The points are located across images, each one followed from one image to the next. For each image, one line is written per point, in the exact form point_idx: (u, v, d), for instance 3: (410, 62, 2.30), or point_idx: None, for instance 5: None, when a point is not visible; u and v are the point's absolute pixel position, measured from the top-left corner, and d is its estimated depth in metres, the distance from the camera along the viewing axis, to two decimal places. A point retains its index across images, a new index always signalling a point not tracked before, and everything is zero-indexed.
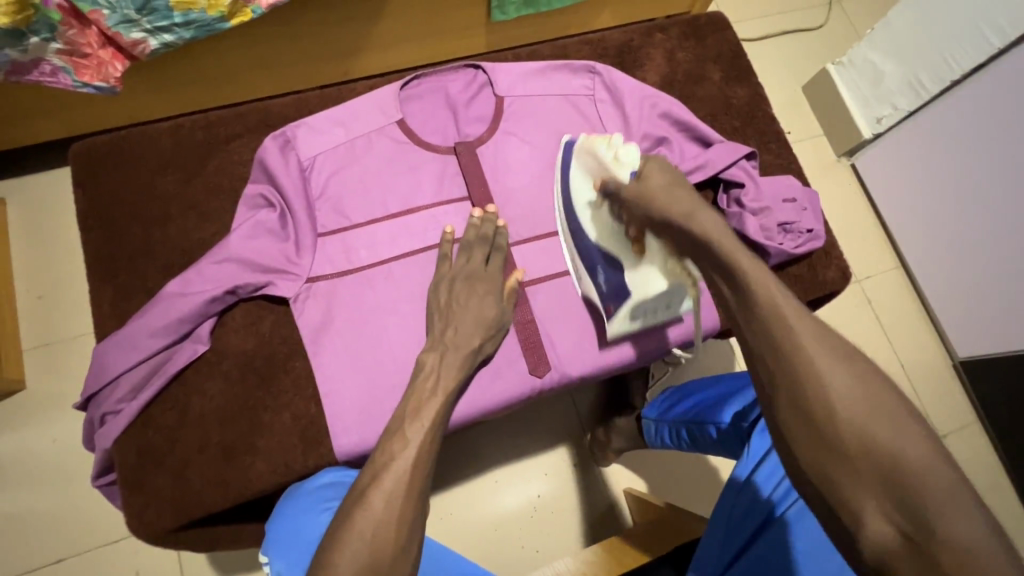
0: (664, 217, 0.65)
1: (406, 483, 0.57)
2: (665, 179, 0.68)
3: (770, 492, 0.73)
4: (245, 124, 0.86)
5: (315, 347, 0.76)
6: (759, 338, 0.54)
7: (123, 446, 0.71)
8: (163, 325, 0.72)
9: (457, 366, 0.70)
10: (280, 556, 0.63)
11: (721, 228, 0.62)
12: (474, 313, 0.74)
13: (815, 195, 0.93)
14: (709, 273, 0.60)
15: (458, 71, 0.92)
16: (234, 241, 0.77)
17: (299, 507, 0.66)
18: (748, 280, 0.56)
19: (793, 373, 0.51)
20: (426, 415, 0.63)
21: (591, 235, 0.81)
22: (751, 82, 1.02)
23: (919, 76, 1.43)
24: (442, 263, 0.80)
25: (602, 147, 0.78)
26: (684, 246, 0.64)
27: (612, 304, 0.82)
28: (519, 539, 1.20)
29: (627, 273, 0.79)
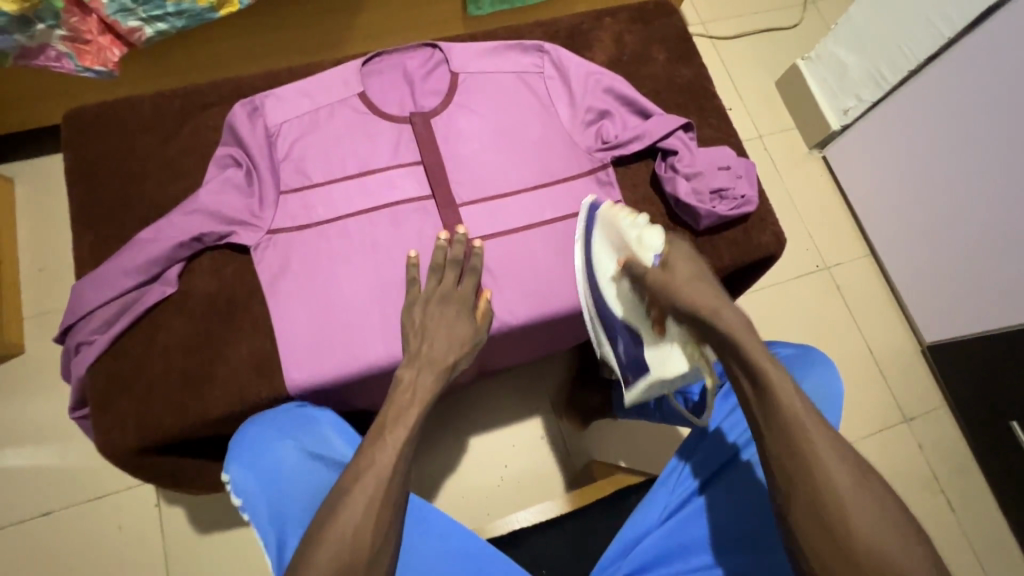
0: (690, 310, 0.68)
1: (383, 490, 0.64)
2: (689, 271, 0.72)
3: (734, 437, 0.83)
4: (219, 94, 0.94)
5: (273, 291, 0.83)
6: (774, 434, 0.61)
7: (95, 373, 0.78)
8: (134, 265, 0.80)
9: (432, 381, 0.75)
10: (240, 465, 0.74)
11: (730, 308, 0.68)
12: (448, 334, 0.79)
13: (750, 164, 1.00)
14: (727, 363, 0.66)
15: (417, 49, 1.00)
16: (204, 194, 0.85)
17: (266, 428, 0.76)
18: (768, 377, 0.62)
19: (791, 447, 0.60)
20: (403, 425, 0.70)
21: (614, 313, 0.83)
22: (695, 63, 1.09)
23: (879, 68, 1.49)
24: (411, 288, 0.84)
25: (627, 223, 0.80)
26: (707, 338, 0.68)
27: (630, 373, 0.85)
28: (485, 507, 1.28)
29: (647, 349, 0.80)
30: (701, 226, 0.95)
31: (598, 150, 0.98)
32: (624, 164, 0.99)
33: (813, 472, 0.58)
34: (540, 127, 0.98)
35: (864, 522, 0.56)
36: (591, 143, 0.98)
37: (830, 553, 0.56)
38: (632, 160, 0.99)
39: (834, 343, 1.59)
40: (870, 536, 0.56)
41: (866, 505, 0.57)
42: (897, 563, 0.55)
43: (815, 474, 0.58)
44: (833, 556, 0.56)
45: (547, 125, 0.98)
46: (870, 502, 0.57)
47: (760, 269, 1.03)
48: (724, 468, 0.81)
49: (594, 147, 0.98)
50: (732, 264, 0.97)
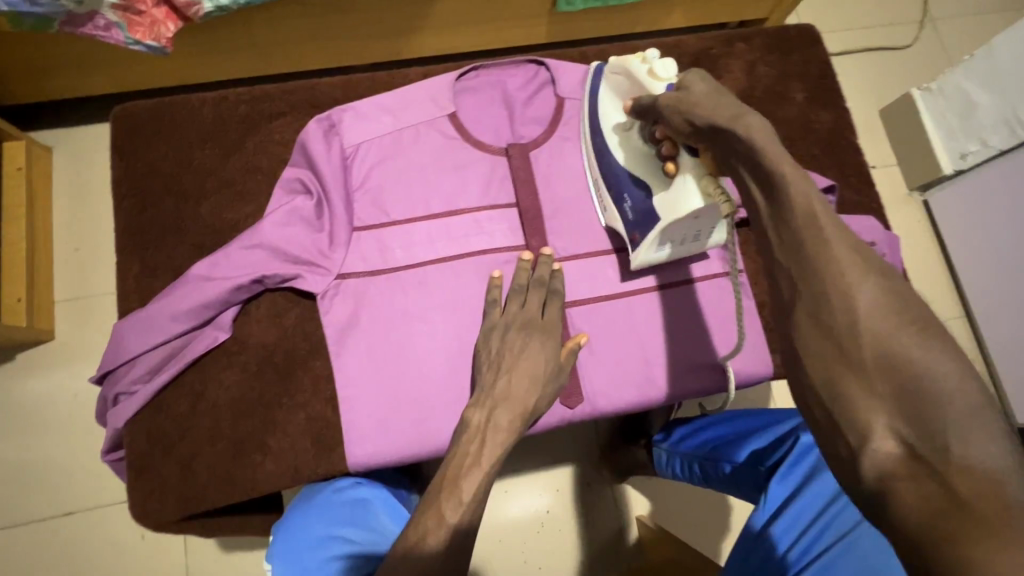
0: (705, 123, 0.55)
1: (439, 568, 0.50)
2: (710, 87, 0.58)
3: (784, 548, 0.68)
4: (290, 103, 0.81)
5: (339, 348, 0.72)
6: (783, 243, 0.47)
7: (135, 428, 0.68)
8: (184, 308, 0.69)
9: (505, 429, 0.61)
10: (282, 559, 0.58)
11: (753, 115, 0.53)
12: (528, 367, 0.67)
13: (896, 241, 0.84)
14: (739, 176, 0.52)
15: (519, 66, 0.85)
16: (267, 225, 0.73)
17: (306, 524, 0.62)
18: (785, 178, 0.48)
19: (799, 247, 0.46)
20: (465, 488, 0.55)
21: (623, 165, 0.73)
22: (837, 106, 0.92)
23: (1017, 112, 1.26)
24: (490, 310, 0.73)
25: (636, 62, 0.69)
26: (718, 151, 0.54)
27: (636, 233, 0.74)
28: (521, 553, 1.16)
29: (654, 198, 0.69)
30: None
31: None
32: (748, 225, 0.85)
33: (825, 279, 0.44)
34: None
35: (877, 322, 0.42)
36: None
37: (833, 362, 0.43)
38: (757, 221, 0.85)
39: None
40: (898, 348, 0.41)
41: (886, 306, 0.42)
42: (934, 389, 0.39)
43: (828, 277, 0.44)
44: (834, 366, 0.43)
45: None
46: (965, 407, 0.39)
47: None
48: None
49: None
50: None
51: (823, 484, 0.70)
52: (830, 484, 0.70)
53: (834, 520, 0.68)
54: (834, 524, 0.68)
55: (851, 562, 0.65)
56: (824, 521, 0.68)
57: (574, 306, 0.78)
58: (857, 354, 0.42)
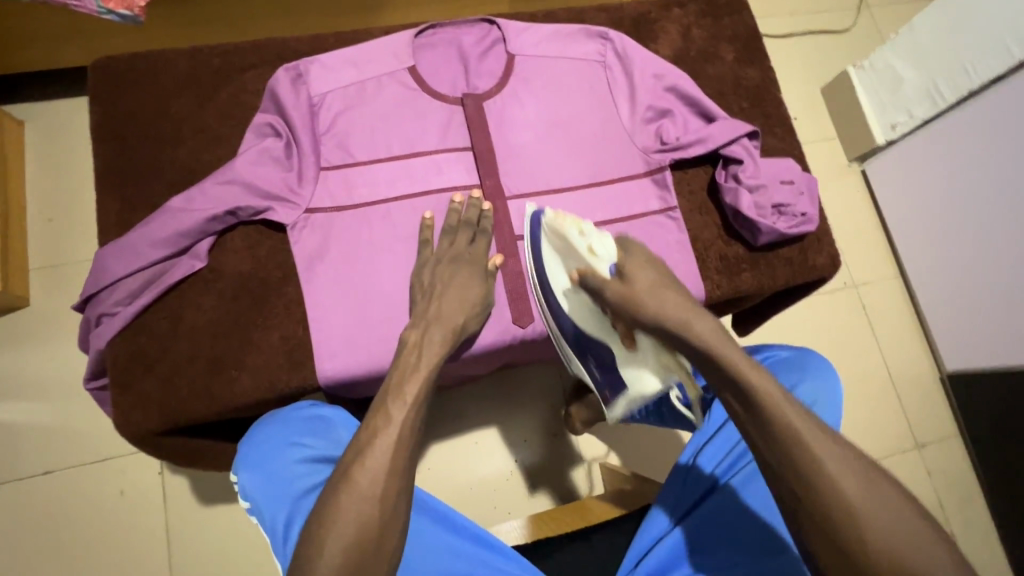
0: (657, 323, 0.67)
1: (392, 458, 0.59)
2: (650, 280, 0.70)
3: (712, 468, 0.75)
4: (260, 56, 0.88)
5: (309, 274, 0.78)
6: (771, 451, 0.56)
7: (116, 347, 0.74)
8: (163, 237, 0.75)
9: (440, 341, 0.71)
10: (249, 469, 0.71)
11: (701, 318, 0.66)
12: (459, 292, 0.76)
13: (813, 181, 0.94)
14: (725, 398, 0.62)
15: (473, 25, 0.93)
16: (240, 164, 0.79)
17: (269, 438, 0.72)
18: (741, 373, 0.60)
19: (776, 443, 0.56)
20: (408, 392, 0.64)
21: (576, 324, 0.82)
22: (763, 66, 1.02)
23: (937, 84, 1.37)
24: (422, 250, 0.81)
25: (573, 234, 0.75)
26: (688, 355, 0.66)
27: (607, 389, 0.88)
28: (492, 500, 1.23)
29: (621, 370, 0.82)
30: (758, 242, 0.91)
31: (657, 150, 0.92)
32: (683, 168, 0.94)
33: (810, 474, 0.54)
34: (599, 121, 0.92)
35: (871, 519, 0.52)
36: (649, 143, 0.92)
37: (852, 574, 0.52)
38: (690, 164, 0.94)
39: (852, 365, 1.47)
40: (890, 543, 0.51)
41: (881, 508, 0.52)
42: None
43: (817, 476, 0.54)
44: (854, 573, 0.51)
45: (606, 120, 0.92)
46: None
47: (808, 291, 0.98)
48: (706, 496, 0.74)
49: (652, 148, 0.92)
50: (784, 284, 0.93)
51: (730, 431, 0.76)
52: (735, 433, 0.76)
53: (738, 461, 0.74)
54: (740, 462, 0.74)
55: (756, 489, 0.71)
56: (727, 460, 0.75)
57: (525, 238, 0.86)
58: (868, 559, 0.51)
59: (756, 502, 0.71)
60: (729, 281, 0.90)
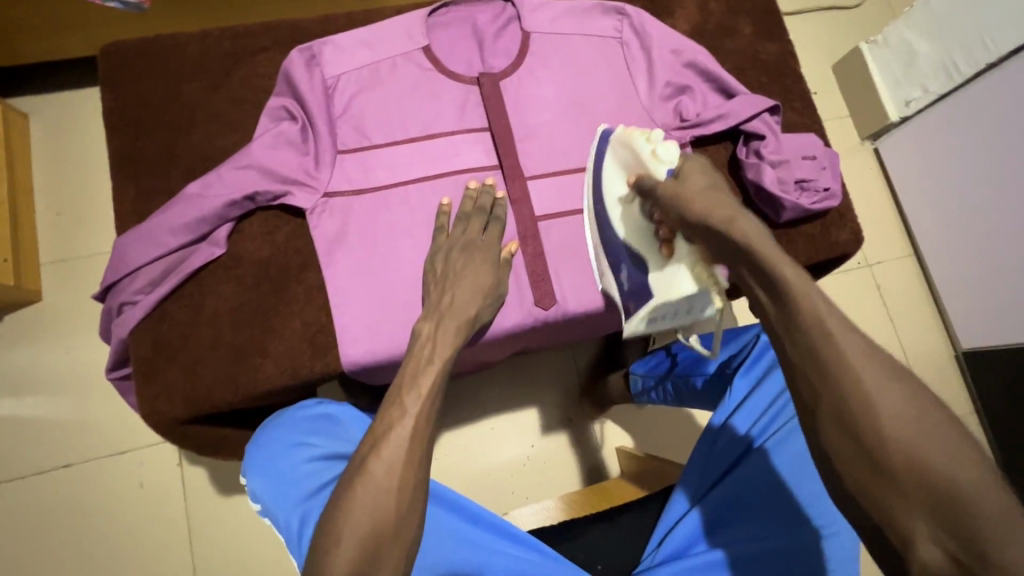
0: (700, 218, 0.59)
1: (406, 448, 0.57)
2: (703, 183, 0.62)
3: (747, 428, 0.73)
4: (272, 39, 0.86)
5: (329, 260, 0.78)
6: (794, 345, 0.51)
7: (139, 335, 0.74)
8: (181, 223, 0.74)
9: (453, 333, 0.69)
10: (257, 475, 0.72)
11: (747, 219, 0.58)
12: (471, 282, 0.74)
13: (836, 155, 0.92)
14: (745, 282, 0.56)
15: (487, 3, 0.91)
16: (256, 148, 0.78)
17: (276, 441, 0.73)
18: (794, 291, 0.52)
19: (811, 351, 0.50)
20: (423, 383, 0.62)
21: (619, 231, 0.77)
22: (782, 39, 1.00)
23: (954, 58, 1.34)
24: (438, 235, 0.79)
25: (640, 140, 0.71)
26: (718, 253, 0.59)
27: (632, 303, 0.79)
28: (509, 484, 1.23)
29: (649, 277, 0.73)
30: (781, 218, 0.89)
31: (676, 128, 0.90)
32: (702, 145, 0.92)
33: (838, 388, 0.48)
34: (617, 99, 0.90)
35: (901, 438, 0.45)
36: (668, 120, 0.91)
37: (866, 476, 0.46)
38: (710, 142, 0.92)
39: (867, 343, 1.46)
40: (914, 453, 0.44)
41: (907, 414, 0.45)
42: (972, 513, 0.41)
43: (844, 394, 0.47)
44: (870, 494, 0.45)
45: (624, 97, 0.90)
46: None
47: (830, 268, 0.97)
48: (739, 461, 0.72)
49: (671, 125, 0.90)
50: (807, 261, 0.92)
51: (764, 391, 0.75)
52: (771, 393, 0.75)
53: (774, 420, 0.73)
54: (778, 418, 0.73)
55: (791, 448, 0.70)
56: (763, 419, 0.73)
57: (545, 221, 0.85)
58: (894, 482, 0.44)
59: (791, 465, 0.70)
60: None
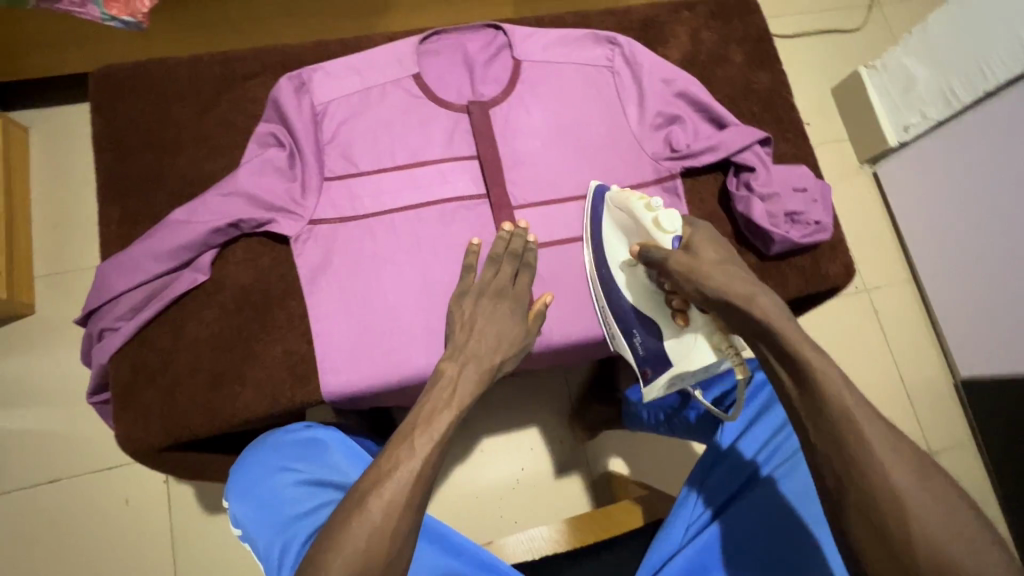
0: (720, 298, 0.61)
1: (408, 491, 0.56)
2: (717, 258, 0.64)
3: (753, 453, 0.73)
4: (262, 64, 0.87)
5: (312, 287, 0.77)
6: (817, 431, 0.53)
7: (118, 361, 0.73)
8: (164, 249, 0.74)
9: (474, 382, 0.68)
10: (239, 499, 0.70)
11: (768, 295, 0.59)
12: (495, 327, 0.73)
13: (828, 187, 0.92)
14: (761, 351, 0.58)
15: (478, 31, 0.92)
16: (242, 175, 0.78)
17: (260, 462, 0.72)
18: (809, 364, 0.54)
19: (839, 448, 0.51)
20: (438, 426, 0.61)
21: (628, 299, 0.77)
22: (775, 69, 1.00)
23: (952, 85, 1.32)
24: (466, 275, 0.79)
25: (640, 207, 0.72)
26: (737, 326, 0.61)
27: (649, 368, 0.77)
28: (498, 507, 1.21)
29: (666, 342, 0.73)
30: (771, 250, 0.88)
31: (667, 158, 0.90)
32: (693, 176, 0.92)
33: (862, 478, 0.49)
34: (607, 128, 0.90)
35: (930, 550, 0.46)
36: (658, 150, 0.90)
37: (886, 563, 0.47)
38: (701, 172, 0.92)
39: (863, 370, 1.44)
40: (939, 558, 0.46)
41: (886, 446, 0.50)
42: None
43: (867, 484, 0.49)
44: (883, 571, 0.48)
45: (614, 126, 0.90)
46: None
47: (821, 300, 0.96)
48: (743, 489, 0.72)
49: (661, 155, 0.90)
50: (797, 293, 0.91)
51: (765, 423, 0.75)
52: (773, 424, 0.74)
53: (779, 450, 0.72)
54: (783, 447, 0.72)
55: (799, 480, 0.68)
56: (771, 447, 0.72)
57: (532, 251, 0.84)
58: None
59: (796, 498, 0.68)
60: None
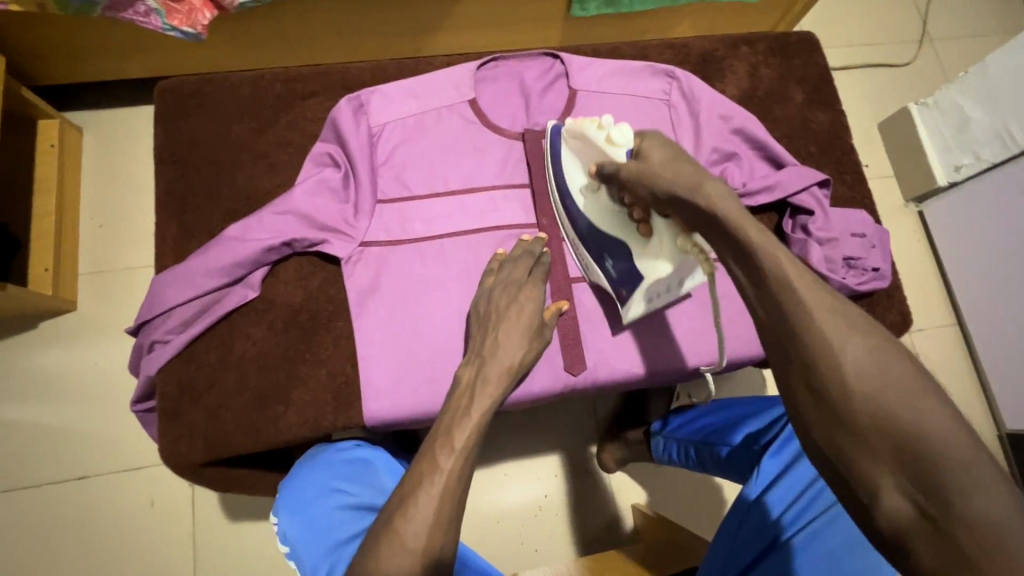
0: (664, 192, 0.56)
1: (436, 510, 0.54)
2: (665, 155, 0.59)
3: (779, 512, 0.68)
4: (323, 84, 0.88)
5: (360, 310, 0.77)
6: (788, 349, 0.46)
7: (166, 375, 0.74)
8: (219, 265, 0.74)
9: (495, 380, 0.65)
10: (287, 515, 0.68)
11: (715, 184, 0.53)
12: (517, 321, 0.71)
13: (886, 233, 0.89)
14: (725, 260, 0.52)
15: (536, 59, 0.92)
16: (297, 194, 0.78)
17: (311, 480, 0.70)
18: (768, 261, 0.48)
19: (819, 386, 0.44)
20: (458, 437, 0.59)
21: (589, 220, 0.76)
22: (834, 109, 0.98)
23: (1010, 126, 1.27)
24: (487, 277, 0.78)
25: (593, 128, 0.69)
26: (689, 221, 0.55)
27: (624, 289, 0.77)
28: (520, 535, 1.18)
29: (636, 260, 0.70)
30: None
31: None
32: (747, 215, 0.90)
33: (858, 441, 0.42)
34: None
35: None
36: None
37: None
38: (755, 211, 0.90)
39: None
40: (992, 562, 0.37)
41: (904, 407, 0.41)
42: None
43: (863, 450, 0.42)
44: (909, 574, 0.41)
45: None
46: None
47: None
48: (771, 549, 0.67)
49: None
50: None
51: (798, 469, 0.70)
52: (810, 470, 0.70)
53: (807, 509, 0.67)
54: (811, 507, 0.67)
55: (836, 535, 0.64)
56: (800, 502, 0.68)
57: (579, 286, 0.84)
58: None
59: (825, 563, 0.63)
60: None
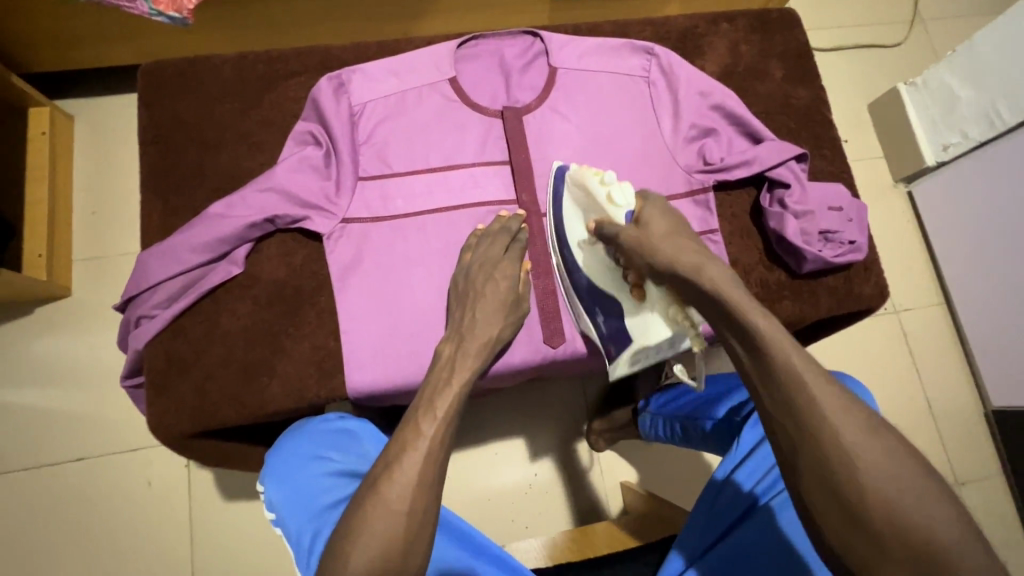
0: (670, 266, 0.63)
1: (420, 472, 0.56)
2: (666, 228, 0.66)
3: (751, 486, 0.70)
4: (305, 64, 0.89)
5: (342, 285, 0.78)
6: (772, 399, 0.53)
7: (154, 348, 0.76)
8: (203, 242, 0.76)
9: (474, 354, 0.68)
10: (273, 485, 0.70)
11: (715, 264, 0.62)
12: (494, 298, 0.73)
13: (864, 207, 0.90)
14: (723, 335, 0.58)
15: (516, 37, 0.92)
16: (279, 171, 0.79)
17: (295, 450, 0.72)
18: (759, 330, 0.55)
19: (790, 408, 0.51)
20: (440, 405, 0.61)
21: (589, 278, 0.79)
22: (815, 85, 0.99)
23: (997, 105, 1.26)
24: (463, 255, 0.79)
25: (595, 183, 0.74)
26: (692, 299, 0.62)
27: (612, 346, 0.81)
28: (509, 512, 1.21)
29: (628, 320, 0.77)
30: (803, 268, 0.87)
31: (699, 170, 0.89)
32: (725, 189, 0.91)
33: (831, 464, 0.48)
34: (640, 138, 0.89)
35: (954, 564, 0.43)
36: (691, 162, 0.90)
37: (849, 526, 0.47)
38: (734, 186, 0.91)
39: (889, 393, 1.40)
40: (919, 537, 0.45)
41: (882, 459, 0.47)
42: None
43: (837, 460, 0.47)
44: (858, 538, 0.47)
45: (648, 136, 0.90)
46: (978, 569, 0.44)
47: (851, 321, 0.94)
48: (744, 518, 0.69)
49: (695, 167, 0.89)
50: (827, 313, 0.89)
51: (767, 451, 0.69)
52: None
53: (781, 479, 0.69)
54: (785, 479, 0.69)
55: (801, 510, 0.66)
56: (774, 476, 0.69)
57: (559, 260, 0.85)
58: None
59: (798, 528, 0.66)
60: (768, 308, 0.87)
